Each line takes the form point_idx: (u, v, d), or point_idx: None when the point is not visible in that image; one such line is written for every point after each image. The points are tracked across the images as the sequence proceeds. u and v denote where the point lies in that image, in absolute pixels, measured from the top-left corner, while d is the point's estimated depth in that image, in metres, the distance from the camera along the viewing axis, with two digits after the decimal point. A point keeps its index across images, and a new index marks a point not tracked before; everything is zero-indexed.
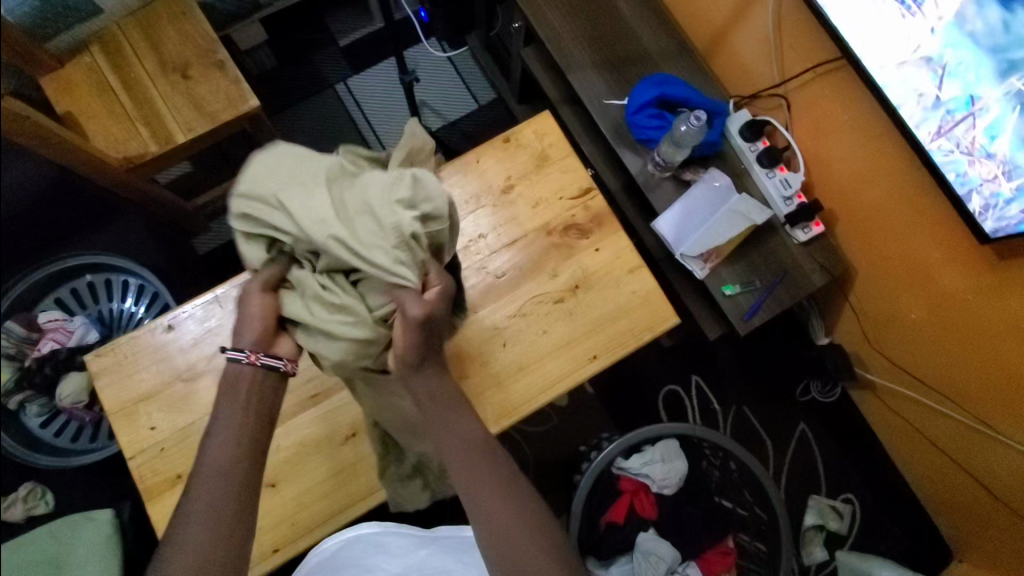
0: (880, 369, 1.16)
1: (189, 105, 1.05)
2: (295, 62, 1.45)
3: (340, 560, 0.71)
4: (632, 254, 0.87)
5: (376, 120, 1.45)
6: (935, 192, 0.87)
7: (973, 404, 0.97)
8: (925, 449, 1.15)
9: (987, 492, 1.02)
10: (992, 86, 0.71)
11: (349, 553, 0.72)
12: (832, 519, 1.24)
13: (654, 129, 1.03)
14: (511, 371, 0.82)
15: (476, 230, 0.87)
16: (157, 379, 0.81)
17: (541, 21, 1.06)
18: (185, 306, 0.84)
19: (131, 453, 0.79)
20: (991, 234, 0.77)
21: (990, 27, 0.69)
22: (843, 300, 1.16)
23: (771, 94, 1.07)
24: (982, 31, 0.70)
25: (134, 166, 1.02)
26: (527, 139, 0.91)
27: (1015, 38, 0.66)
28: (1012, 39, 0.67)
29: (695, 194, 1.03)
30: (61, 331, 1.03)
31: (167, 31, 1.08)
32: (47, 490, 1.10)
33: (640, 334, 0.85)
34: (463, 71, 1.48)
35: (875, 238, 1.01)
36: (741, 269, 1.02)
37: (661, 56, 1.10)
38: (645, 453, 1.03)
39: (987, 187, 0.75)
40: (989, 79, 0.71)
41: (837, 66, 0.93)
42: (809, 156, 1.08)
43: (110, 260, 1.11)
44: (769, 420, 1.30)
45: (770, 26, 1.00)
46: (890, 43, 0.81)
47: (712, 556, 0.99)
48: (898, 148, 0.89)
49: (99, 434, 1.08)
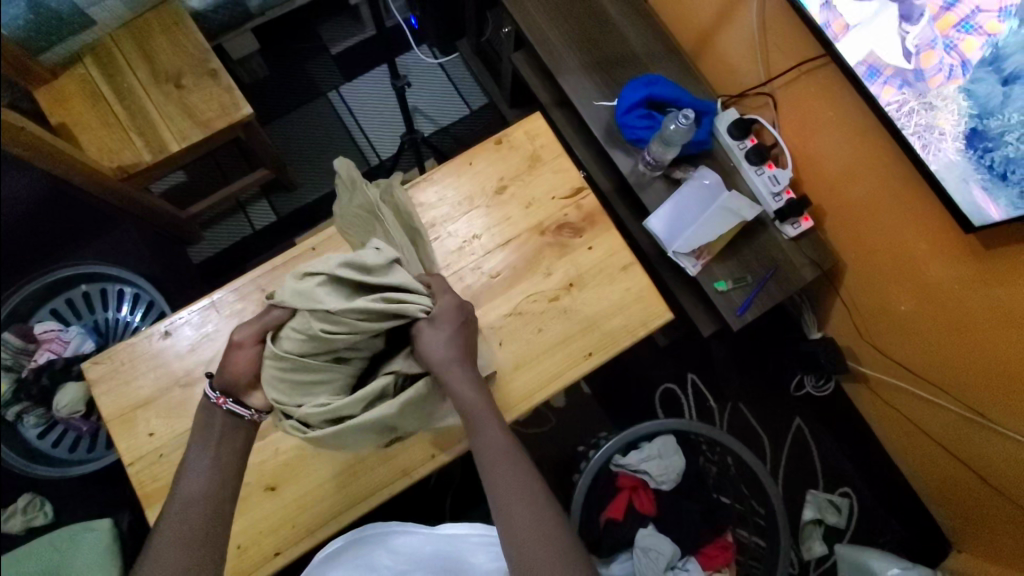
0: (875, 363, 1.16)
1: (182, 114, 1.06)
2: (288, 71, 1.47)
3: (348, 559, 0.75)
4: (626, 251, 0.88)
5: (369, 127, 1.46)
6: (920, 184, 0.88)
7: (968, 395, 0.98)
8: (920, 441, 1.16)
9: (983, 482, 1.04)
10: (969, 78, 0.73)
11: (356, 551, 0.74)
12: (830, 513, 1.25)
13: (644, 129, 1.04)
14: (507, 369, 0.83)
15: (470, 231, 0.88)
16: (155, 385, 0.81)
17: (530, 24, 1.08)
18: (182, 312, 0.84)
19: (130, 460, 0.79)
20: (974, 223, 0.78)
21: (966, 21, 0.71)
22: (835, 294, 1.17)
23: (758, 92, 1.09)
24: (958, 25, 0.71)
25: (129, 175, 1.04)
26: (519, 140, 0.92)
27: (990, 30, 0.69)
28: (986, 32, 0.69)
29: (685, 192, 1.04)
30: (56, 342, 1.05)
31: (159, 41, 1.08)
32: (46, 501, 1.12)
33: (635, 329, 0.86)
34: (455, 76, 1.50)
35: (864, 233, 1.03)
36: (733, 265, 1.03)
37: (649, 57, 1.11)
38: (643, 449, 1.04)
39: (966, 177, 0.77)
40: (965, 71, 0.73)
41: (820, 63, 0.95)
42: (797, 153, 1.10)
43: (105, 270, 1.10)
44: (765, 416, 1.31)
45: (755, 26, 1.01)
46: (866, 38, 0.83)
47: (711, 551, 1.00)
48: (883, 141, 0.91)
49: (97, 444, 1.06)
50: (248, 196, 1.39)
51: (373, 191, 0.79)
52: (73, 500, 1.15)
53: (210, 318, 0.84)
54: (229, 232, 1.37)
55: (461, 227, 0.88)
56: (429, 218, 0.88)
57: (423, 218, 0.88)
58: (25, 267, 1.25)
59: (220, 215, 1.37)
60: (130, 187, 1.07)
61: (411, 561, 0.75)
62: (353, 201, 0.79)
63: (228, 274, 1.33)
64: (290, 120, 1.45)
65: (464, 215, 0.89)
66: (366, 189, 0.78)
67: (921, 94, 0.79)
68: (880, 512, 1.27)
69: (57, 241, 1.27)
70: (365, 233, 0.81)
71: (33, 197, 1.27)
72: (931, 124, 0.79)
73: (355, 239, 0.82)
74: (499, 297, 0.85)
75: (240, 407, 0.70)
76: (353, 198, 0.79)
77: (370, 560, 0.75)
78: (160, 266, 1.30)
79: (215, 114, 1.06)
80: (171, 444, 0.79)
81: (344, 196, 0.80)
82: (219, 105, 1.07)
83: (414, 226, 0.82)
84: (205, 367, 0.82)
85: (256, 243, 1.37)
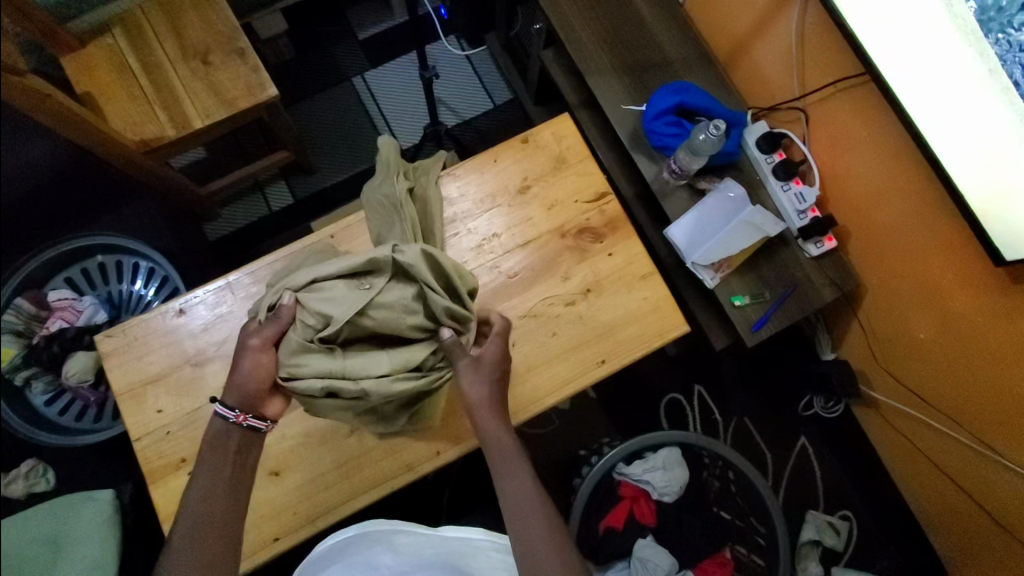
0: (887, 389, 1.15)
1: (207, 91, 1.05)
2: (314, 54, 1.46)
3: (349, 552, 0.76)
4: (646, 259, 0.87)
5: (391, 114, 1.45)
6: (949, 213, 0.86)
7: (980, 428, 0.96)
8: (928, 471, 1.14)
9: (985, 515, 1.02)
10: (999, 96, 0.70)
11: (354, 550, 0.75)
12: (829, 535, 1.24)
13: (671, 137, 1.02)
14: (518, 371, 0.82)
15: (490, 229, 0.87)
16: (166, 362, 0.81)
17: (563, 22, 1.07)
18: (198, 291, 0.84)
19: (137, 435, 0.79)
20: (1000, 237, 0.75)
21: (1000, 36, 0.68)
22: (852, 316, 1.16)
23: (790, 107, 1.07)
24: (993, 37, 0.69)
25: (151, 149, 1.03)
26: (546, 140, 0.91)
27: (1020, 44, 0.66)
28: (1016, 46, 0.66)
29: (708, 204, 1.02)
30: (69, 311, 1.07)
31: (188, 16, 1.08)
32: (49, 468, 1.12)
33: (650, 339, 0.85)
34: (480, 69, 1.48)
35: (887, 258, 1.01)
36: (751, 280, 1.02)
37: (682, 63, 1.09)
38: (647, 459, 1.02)
39: (1000, 170, 0.73)
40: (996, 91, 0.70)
41: (859, 82, 0.92)
42: (825, 173, 1.08)
43: (125, 243, 1.10)
44: (770, 433, 1.31)
45: (793, 39, 1.00)
46: (905, 54, 0.80)
47: (708, 566, 0.98)
48: (916, 168, 0.89)
49: (104, 415, 1.06)
50: (266, 176, 1.39)
51: (401, 183, 0.83)
52: (75, 467, 1.16)
53: (224, 299, 0.84)
54: (246, 212, 1.37)
55: (481, 225, 0.87)
56: (449, 213, 0.87)
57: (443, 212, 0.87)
58: (40, 232, 1.26)
59: (239, 194, 1.37)
60: (152, 161, 1.07)
61: (414, 562, 0.76)
62: (381, 188, 0.83)
63: (242, 255, 1.33)
64: (313, 103, 1.44)
65: (484, 213, 0.88)
66: (395, 180, 0.83)
67: (957, 114, 0.76)
68: (879, 539, 1.25)
69: (73, 209, 1.27)
70: (384, 224, 0.82)
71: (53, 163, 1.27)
72: (968, 148, 0.76)
73: (372, 225, 0.83)
74: (514, 298, 0.85)
75: (259, 421, 0.70)
76: (383, 186, 0.83)
77: (372, 557, 0.75)
78: (175, 240, 1.31)
79: (240, 93, 1.05)
80: (180, 422, 0.79)
81: (378, 175, 0.84)
82: (245, 84, 1.06)
83: (429, 230, 0.84)
84: (217, 347, 0.82)
85: (272, 225, 1.36)
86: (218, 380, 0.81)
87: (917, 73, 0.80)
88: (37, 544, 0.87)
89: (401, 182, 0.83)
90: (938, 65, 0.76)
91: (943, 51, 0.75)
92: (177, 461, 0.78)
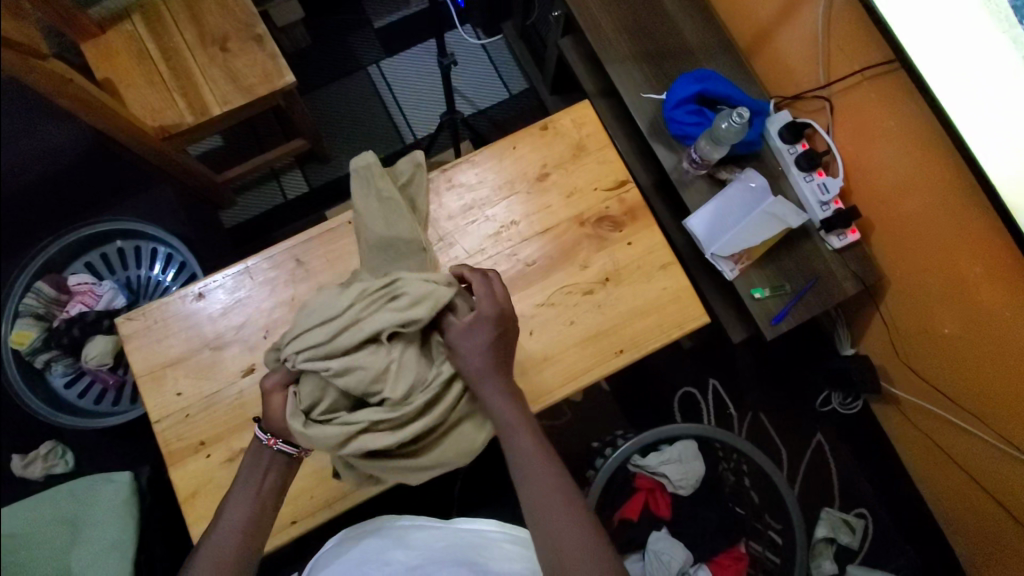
0: (909, 386, 1.13)
1: (226, 77, 1.05)
2: (330, 43, 1.46)
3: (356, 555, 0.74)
4: (666, 249, 0.86)
5: (406, 104, 1.45)
6: (981, 202, 0.84)
7: (1008, 428, 0.93)
8: (948, 469, 1.12)
9: (1009, 517, 1.00)
10: None
11: (364, 546, 0.74)
12: (844, 533, 1.22)
13: (693, 125, 1.00)
14: (535, 360, 0.81)
15: (508, 217, 0.86)
16: (185, 345, 0.82)
17: (583, 9, 1.05)
18: (216, 276, 0.84)
19: (157, 417, 0.79)
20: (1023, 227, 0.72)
21: None
22: (874, 311, 1.13)
23: (814, 96, 1.05)
24: None
25: (168, 135, 1.03)
26: (566, 128, 0.90)
27: None
28: None
29: (729, 194, 1.01)
30: (89, 295, 1.08)
31: (208, 3, 1.07)
32: (67, 450, 1.15)
33: (669, 330, 0.84)
34: (496, 58, 1.47)
35: (912, 250, 0.99)
36: (772, 272, 1.01)
37: (702, 51, 1.08)
38: (662, 452, 1.03)
39: None
40: None
41: (888, 69, 0.90)
42: (850, 164, 1.06)
43: (143, 228, 1.10)
44: (785, 429, 1.29)
45: (819, 26, 0.98)
46: (938, 39, 0.78)
47: (723, 560, 0.97)
48: (945, 157, 0.86)
49: (122, 398, 1.08)
50: (282, 165, 1.39)
51: (385, 187, 0.81)
52: (93, 450, 1.17)
53: (242, 284, 0.84)
54: (263, 200, 1.37)
55: (499, 213, 0.86)
56: (468, 200, 0.87)
57: (462, 199, 0.87)
58: (59, 218, 1.27)
59: (255, 182, 1.37)
60: (171, 147, 1.07)
61: (426, 556, 0.72)
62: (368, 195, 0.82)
63: (257, 242, 1.34)
64: (329, 92, 1.44)
65: (503, 200, 0.87)
66: (381, 187, 0.81)
67: (993, 102, 0.74)
68: (896, 537, 1.24)
69: (92, 195, 1.29)
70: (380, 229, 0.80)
71: (72, 149, 1.29)
72: (1004, 137, 0.74)
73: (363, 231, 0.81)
74: (532, 287, 0.84)
75: (289, 446, 0.70)
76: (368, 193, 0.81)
77: (383, 554, 0.73)
78: (192, 227, 1.32)
79: (258, 79, 1.05)
80: (198, 404, 0.80)
81: (370, 203, 0.81)
82: (263, 71, 1.06)
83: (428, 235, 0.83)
84: (234, 332, 0.82)
85: (286, 213, 1.37)
86: (236, 365, 0.81)
87: (950, 59, 0.77)
88: (58, 524, 0.88)
89: (385, 188, 0.81)
90: (974, 50, 0.74)
91: (979, 36, 0.72)
92: (195, 444, 0.79)
